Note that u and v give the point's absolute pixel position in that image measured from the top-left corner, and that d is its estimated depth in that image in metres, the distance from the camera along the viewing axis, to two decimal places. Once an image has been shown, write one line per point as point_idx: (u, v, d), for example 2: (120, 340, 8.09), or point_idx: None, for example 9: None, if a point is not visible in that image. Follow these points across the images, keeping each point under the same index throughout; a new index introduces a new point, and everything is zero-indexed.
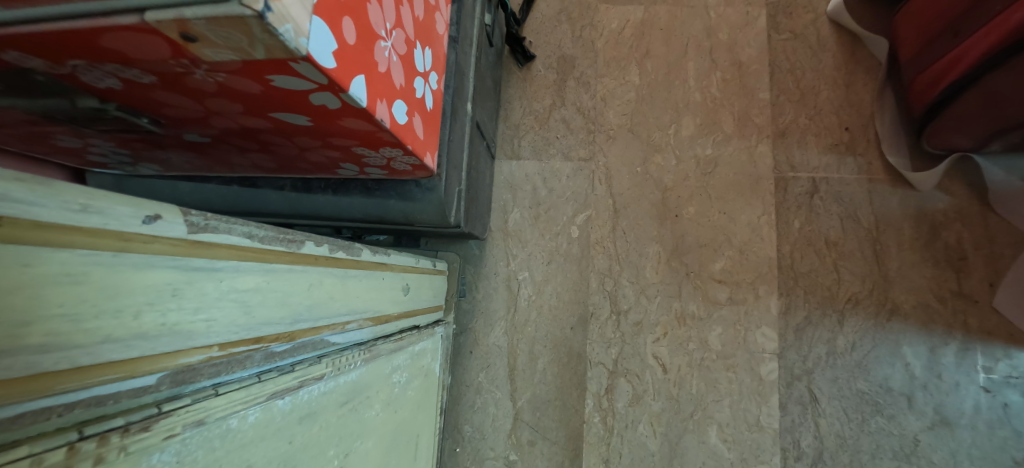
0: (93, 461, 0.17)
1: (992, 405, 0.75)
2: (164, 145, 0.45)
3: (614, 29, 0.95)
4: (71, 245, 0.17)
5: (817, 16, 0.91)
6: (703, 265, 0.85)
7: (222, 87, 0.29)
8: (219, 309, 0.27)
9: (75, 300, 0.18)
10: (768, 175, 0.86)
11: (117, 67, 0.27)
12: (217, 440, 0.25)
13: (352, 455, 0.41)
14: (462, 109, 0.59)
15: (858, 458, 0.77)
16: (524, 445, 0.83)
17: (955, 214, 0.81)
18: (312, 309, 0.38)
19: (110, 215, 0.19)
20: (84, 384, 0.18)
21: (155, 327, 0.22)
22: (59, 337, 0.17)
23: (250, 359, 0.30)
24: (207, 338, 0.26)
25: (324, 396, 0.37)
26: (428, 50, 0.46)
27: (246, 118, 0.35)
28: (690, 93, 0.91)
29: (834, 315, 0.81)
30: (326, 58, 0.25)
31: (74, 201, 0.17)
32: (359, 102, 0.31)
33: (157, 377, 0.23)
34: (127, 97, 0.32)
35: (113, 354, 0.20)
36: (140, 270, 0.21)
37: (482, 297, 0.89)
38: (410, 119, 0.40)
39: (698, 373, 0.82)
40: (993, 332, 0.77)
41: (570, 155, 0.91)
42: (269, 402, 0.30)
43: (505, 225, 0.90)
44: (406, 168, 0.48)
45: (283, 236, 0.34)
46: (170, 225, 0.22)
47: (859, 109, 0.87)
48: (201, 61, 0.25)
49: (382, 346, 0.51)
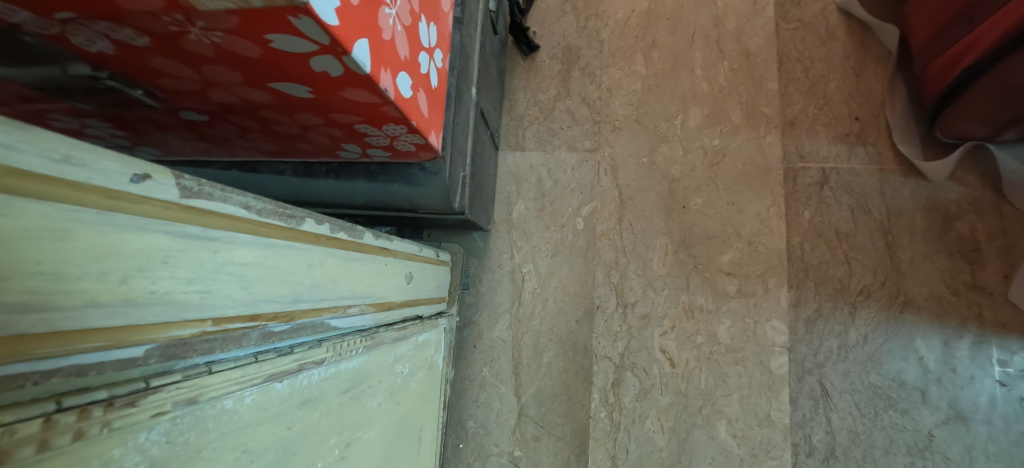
0: (72, 436, 0.16)
1: (1009, 399, 0.74)
2: (162, 124, 0.44)
3: (620, 19, 0.94)
4: (52, 197, 0.16)
5: (826, 5, 0.90)
6: (712, 257, 0.83)
7: (219, 50, 0.28)
8: (215, 281, 0.25)
9: (57, 259, 0.16)
10: (776, 166, 0.85)
11: (110, 26, 0.26)
12: (211, 421, 0.23)
13: (354, 445, 0.40)
14: (467, 92, 0.57)
15: (871, 453, 0.75)
16: (528, 441, 0.82)
17: (968, 205, 0.79)
18: (313, 289, 0.36)
19: (96, 170, 0.18)
20: (65, 351, 0.17)
21: (145, 295, 0.21)
22: (38, 296, 0.16)
23: (247, 338, 0.29)
24: (201, 312, 0.24)
25: (325, 382, 0.36)
26: (433, 26, 0.44)
27: (245, 90, 0.34)
28: (697, 83, 0.90)
29: (846, 307, 0.79)
30: (328, 14, 0.24)
31: (56, 150, 0.16)
32: (363, 68, 0.29)
33: (145, 349, 0.21)
34: (123, 63, 0.31)
35: (98, 321, 0.18)
36: (128, 233, 0.19)
37: (486, 290, 0.87)
38: (414, 94, 0.39)
39: (707, 366, 0.80)
40: (1008, 325, 0.75)
41: (575, 146, 0.90)
42: (267, 385, 0.28)
43: (510, 217, 0.88)
44: (410, 148, 0.46)
45: (283, 211, 0.32)
46: (162, 187, 0.21)
47: (870, 98, 0.85)
48: (197, 15, 0.24)
49: (384, 335, 0.50)
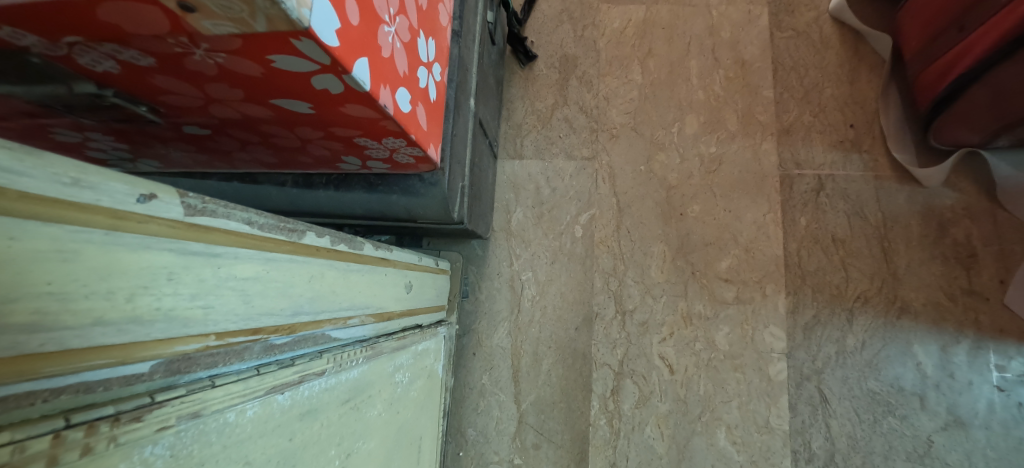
0: (79, 452, 0.16)
1: (1007, 405, 0.74)
2: (164, 138, 0.44)
3: (616, 29, 0.95)
4: (61, 220, 0.16)
5: (820, 14, 0.91)
6: (709, 264, 0.84)
7: (221, 69, 0.29)
8: (217, 296, 0.26)
9: (65, 279, 0.17)
10: (773, 173, 0.86)
11: (115, 47, 0.27)
12: (213, 434, 0.23)
13: (354, 455, 0.40)
14: (466, 104, 0.58)
15: (871, 460, 0.75)
16: (528, 449, 0.81)
17: (964, 211, 0.80)
18: (313, 301, 0.37)
19: (103, 192, 0.18)
20: (73, 368, 0.17)
21: (150, 312, 0.21)
22: (46, 317, 0.16)
23: (249, 350, 0.29)
24: (204, 327, 0.25)
25: (325, 393, 0.36)
26: (431, 41, 0.45)
27: (246, 106, 0.35)
28: (693, 92, 0.91)
29: (843, 313, 0.80)
30: (329, 35, 0.25)
31: (65, 174, 0.17)
32: (363, 85, 0.30)
33: (150, 365, 0.22)
34: (128, 81, 0.32)
35: (104, 339, 0.19)
36: (133, 251, 0.20)
37: (485, 297, 0.87)
38: (413, 108, 0.40)
39: (705, 373, 0.81)
40: (1005, 330, 0.76)
41: (572, 154, 0.91)
42: (268, 397, 0.28)
43: (508, 224, 0.89)
44: (409, 161, 0.47)
45: (283, 224, 0.33)
46: (166, 206, 0.22)
47: (864, 105, 0.86)
48: (200, 38, 0.25)
49: (384, 344, 0.50)
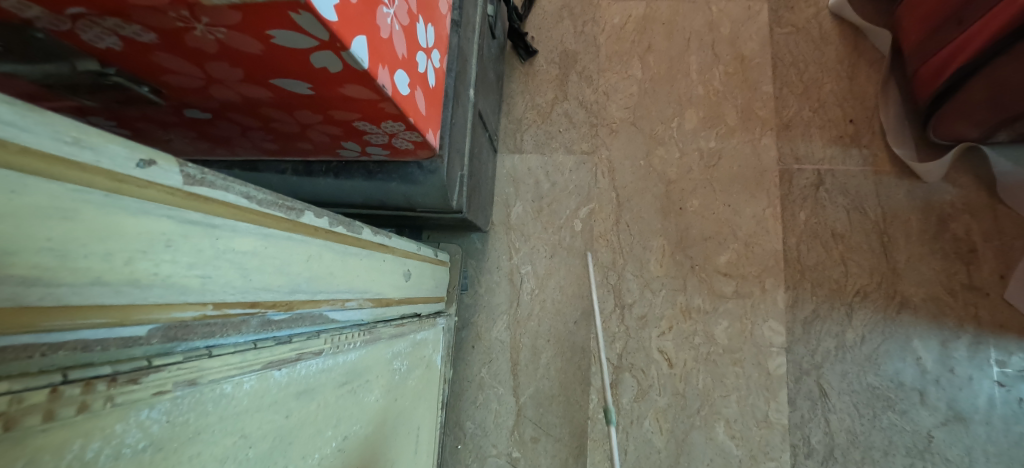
0: (77, 408, 0.16)
1: (1007, 400, 0.73)
2: (165, 123, 0.45)
3: (616, 24, 0.95)
4: (59, 177, 0.17)
5: (819, 10, 0.91)
6: (708, 258, 0.84)
7: (222, 46, 0.29)
8: (215, 267, 0.26)
9: (65, 237, 0.17)
10: (772, 168, 0.86)
11: (118, 22, 0.27)
12: (210, 404, 0.24)
13: (351, 438, 0.40)
14: (464, 94, 0.59)
15: (871, 455, 0.75)
16: (527, 442, 0.81)
17: (964, 206, 0.80)
18: (311, 281, 0.37)
19: (103, 154, 0.18)
20: (69, 326, 0.18)
21: (148, 276, 0.21)
22: (46, 272, 0.16)
23: (246, 324, 0.29)
24: (201, 296, 0.25)
25: (322, 374, 0.36)
26: (430, 26, 0.46)
27: (246, 86, 0.35)
28: (693, 87, 0.91)
29: (843, 307, 0.80)
30: (326, 9, 0.25)
31: (66, 133, 0.17)
32: (361, 63, 0.30)
33: (147, 329, 0.22)
34: (129, 59, 0.32)
35: (102, 299, 0.19)
36: (133, 216, 0.20)
37: (484, 291, 0.88)
38: (412, 92, 0.40)
39: (704, 367, 0.80)
40: (1005, 326, 0.76)
41: (572, 148, 0.91)
42: (265, 372, 0.29)
43: (508, 218, 0.89)
44: (408, 146, 0.47)
45: (282, 202, 0.33)
46: (165, 173, 0.22)
47: (864, 100, 0.86)
48: (201, 11, 0.25)
49: (382, 330, 0.50)
